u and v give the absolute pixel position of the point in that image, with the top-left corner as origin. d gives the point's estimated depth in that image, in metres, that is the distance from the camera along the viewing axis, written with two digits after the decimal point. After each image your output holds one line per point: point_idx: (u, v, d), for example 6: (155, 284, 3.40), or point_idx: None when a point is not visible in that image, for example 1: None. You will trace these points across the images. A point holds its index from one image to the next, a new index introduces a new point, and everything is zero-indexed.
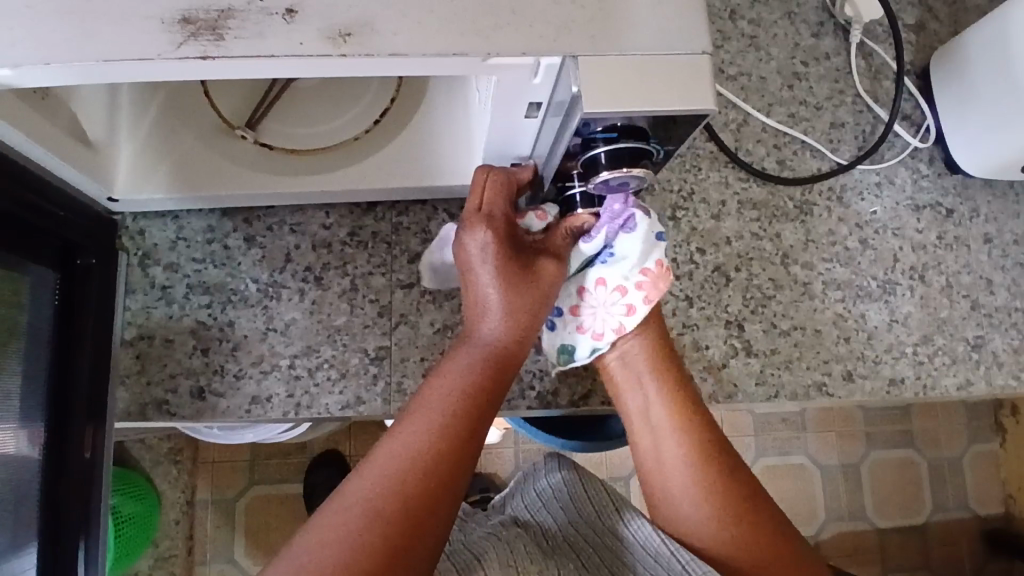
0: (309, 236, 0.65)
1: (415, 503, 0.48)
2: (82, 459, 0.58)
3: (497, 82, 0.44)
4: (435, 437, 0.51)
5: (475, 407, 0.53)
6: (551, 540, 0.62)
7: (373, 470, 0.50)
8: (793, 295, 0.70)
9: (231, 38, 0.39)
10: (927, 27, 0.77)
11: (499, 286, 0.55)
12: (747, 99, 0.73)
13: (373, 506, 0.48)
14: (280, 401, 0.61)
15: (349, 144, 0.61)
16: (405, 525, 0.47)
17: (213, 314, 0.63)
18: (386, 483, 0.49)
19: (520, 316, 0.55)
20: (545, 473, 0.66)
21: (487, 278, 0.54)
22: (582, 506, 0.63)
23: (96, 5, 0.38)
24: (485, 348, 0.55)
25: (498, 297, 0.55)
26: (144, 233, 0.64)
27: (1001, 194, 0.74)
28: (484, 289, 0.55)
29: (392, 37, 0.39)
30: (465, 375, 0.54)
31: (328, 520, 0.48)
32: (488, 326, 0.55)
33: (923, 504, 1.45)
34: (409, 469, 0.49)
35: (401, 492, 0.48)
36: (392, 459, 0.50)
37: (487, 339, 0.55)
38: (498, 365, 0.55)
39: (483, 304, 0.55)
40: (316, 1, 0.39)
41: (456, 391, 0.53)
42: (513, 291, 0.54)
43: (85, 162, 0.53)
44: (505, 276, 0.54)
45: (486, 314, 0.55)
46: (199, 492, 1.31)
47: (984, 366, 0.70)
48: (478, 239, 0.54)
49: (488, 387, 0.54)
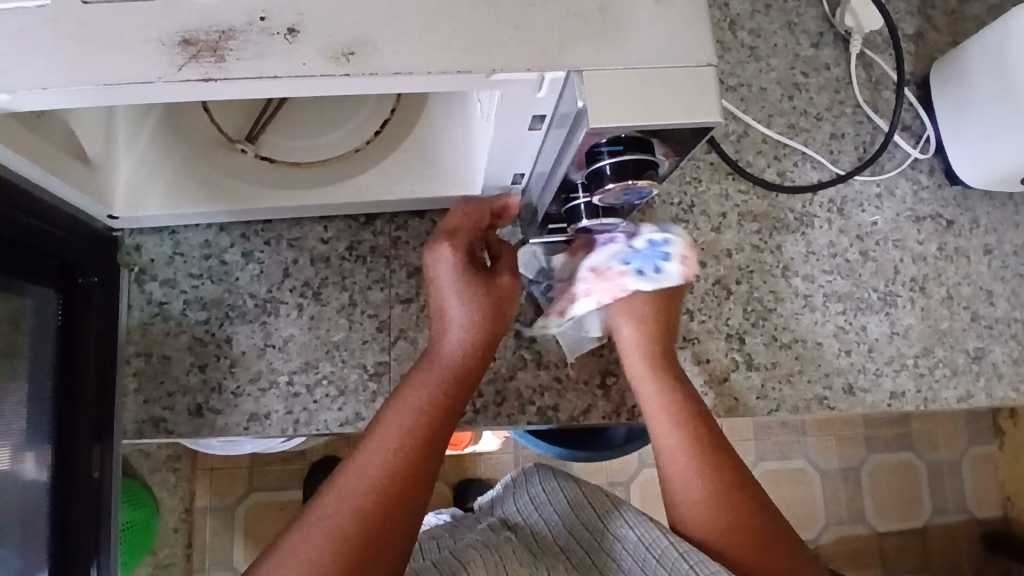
0: (307, 250, 0.64)
1: (378, 505, 0.49)
2: (91, 479, 0.58)
3: (501, 98, 0.43)
4: (401, 445, 0.51)
5: (438, 415, 0.53)
6: (544, 546, 0.61)
7: (346, 477, 0.50)
8: (794, 307, 0.69)
9: (232, 59, 0.38)
10: (926, 37, 0.77)
11: (463, 304, 0.57)
12: (747, 110, 0.73)
13: (345, 514, 0.48)
14: (278, 418, 0.61)
15: (350, 155, 0.60)
16: (375, 526, 0.48)
17: (211, 330, 0.62)
18: (354, 491, 0.49)
19: (479, 337, 0.57)
20: (538, 479, 0.65)
21: (450, 295, 0.57)
22: (577, 514, 0.62)
23: (97, 29, 0.37)
24: (448, 361, 0.56)
25: (463, 313, 0.57)
26: (141, 249, 0.63)
27: (1001, 204, 0.74)
28: (450, 306, 0.58)
29: (395, 55, 0.39)
30: (430, 385, 0.54)
31: (307, 530, 0.48)
32: (451, 339, 0.57)
33: (922, 507, 1.45)
34: (377, 477, 0.50)
35: (370, 496, 0.49)
36: (360, 466, 0.50)
37: (448, 351, 0.57)
38: (460, 376, 0.56)
39: (448, 319, 0.58)
40: (317, 19, 0.38)
41: (421, 400, 0.53)
42: (476, 310, 0.57)
43: (81, 179, 0.52)
44: (470, 294, 0.57)
45: (449, 329, 0.57)
46: (199, 500, 1.30)
47: (985, 377, 0.70)
48: (443, 257, 0.58)
49: (452, 398, 0.55)
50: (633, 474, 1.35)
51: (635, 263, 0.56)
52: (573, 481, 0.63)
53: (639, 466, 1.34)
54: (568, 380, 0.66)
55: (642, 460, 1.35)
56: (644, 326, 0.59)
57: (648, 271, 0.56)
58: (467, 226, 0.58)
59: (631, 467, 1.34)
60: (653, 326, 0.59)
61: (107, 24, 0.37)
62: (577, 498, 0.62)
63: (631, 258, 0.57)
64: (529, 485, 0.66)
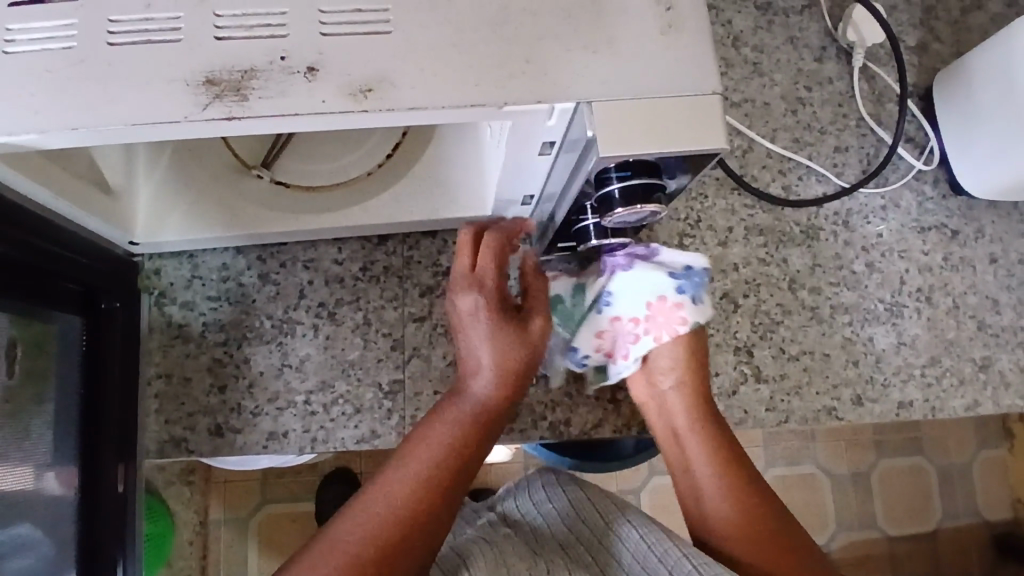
0: (321, 271, 0.65)
1: (385, 550, 0.49)
2: (115, 493, 0.60)
3: (512, 127, 0.44)
4: (415, 488, 0.51)
5: (456, 461, 0.52)
6: (541, 541, 0.62)
7: (357, 513, 0.50)
8: (802, 320, 0.70)
9: (255, 97, 0.39)
10: (928, 49, 0.78)
11: (490, 350, 0.54)
12: (751, 125, 0.74)
13: (351, 552, 0.48)
14: (296, 436, 0.62)
15: (363, 179, 0.61)
16: (379, 570, 0.48)
17: (229, 351, 0.64)
18: (365, 530, 0.49)
19: (504, 381, 0.55)
20: (542, 482, 0.66)
21: (475, 339, 0.55)
22: (567, 507, 0.63)
23: (123, 71, 0.39)
24: (469, 406, 0.55)
25: (489, 361, 0.54)
26: (160, 273, 0.65)
27: (1006, 213, 0.75)
28: (474, 348, 0.55)
29: (413, 90, 0.40)
30: (448, 428, 0.53)
31: (318, 557, 0.48)
32: (473, 383, 0.55)
33: (932, 511, 1.46)
34: (390, 519, 0.50)
35: (378, 539, 0.49)
36: (372, 506, 0.50)
37: (470, 395, 0.55)
38: (479, 424, 0.54)
39: (473, 363, 0.55)
40: (334, 58, 0.40)
41: (439, 442, 0.53)
42: (507, 359, 0.54)
43: (103, 208, 0.54)
44: (497, 340, 0.54)
45: (472, 371, 0.55)
46: (212, 512, 1.31)
47: (992, 386, 0.71)
48: (466, 300, 0.54)
49: (469, 446, 0.53)
50: (643, 482, 1.36)
51: (686, 291, 0.59)
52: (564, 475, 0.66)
53: (648, 473, 1.36)
54: (579, 395, 0.66)
55: (652, 468, 1.36)
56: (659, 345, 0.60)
57: (695, 295, 0.59)
58: (491, 267, 0.55)
59: (641, 475, 1.36)
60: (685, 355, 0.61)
61: (133, 65, 0.39)
62: (567, 492, 0.64)
63: (674, 288, 0.59)
64: (532, 485, 0.67)
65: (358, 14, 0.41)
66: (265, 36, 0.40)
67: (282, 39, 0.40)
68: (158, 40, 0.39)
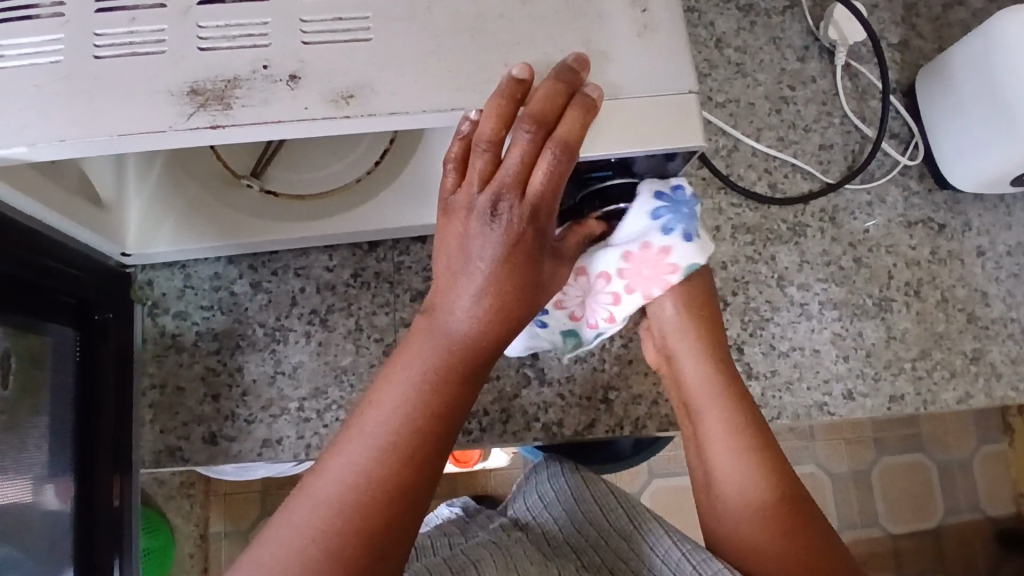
0: (313, 279, 0.66)
1: (390, 481, 0.45)
2: (112, 506, 0.60)
3: None
4: (408, 414, 0.46)
5: (450, 390, 0.47)
6: (555, 542, 0.66)
7: (345, 457, 0.46)
8: (791, 316, 0.71)
9: (238, 106, 0.40)
10: (911, 45, 0.78)
11: (494, 263, 0.45)
12: (736, 125, 0.75)
13: (349, 499, 0.45)
14: (290, 443, 0.63)
15: (352, 186, 0.61)
16: (385, 513, 0.45)
17: (222, 360, 0.64)
18: (359, 468, 0.45)
19: (497, 303, 0.46)
20: (548, 476, 0.71)
21: (481, 241, 0.45)
22: (581, 508, 0.67)
23: (109, 83, 0.40)
24: (453, 343, 0.47)
25: (488, 279, 0.46)
26: (152, 284, 0.65)
27: (993, 207, 0.75)
28: (473, 265, 0.46)
29: (394, 95, 0.41)
30: (430, 363, 0.47)
31: (305, 509, 0.45)
32: (457, 315, 0.46)
33: (933, 507, 1.46)
34: (386, 450, 0.46)
35: (376, 478, 0.45)
36: (360, 448, 0.46)
37: (454, 327, 0.47)
38: (471, 357, 0.47)
39: (459, 281, 0.46)
40: (316, 66, 0.40)
41: (425, 373, 0.47)
42: (503, 265, 0.45)
43: (95, 220, 0.54)
44: (512, 249, 0.45)
45: (459, 296, 0.46)
46: (213, 525, 1.31)
47: (984, 378, 0.71)
48: (512, 184, 0.43)
49: (458, 381, 0.47)
50: (644, 484, 1.36)
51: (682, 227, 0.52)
52: (577, 474, 0.69)
53: (648, 476, 1.36)
54: (571, 396, 0.66)
55: (652, 471, 1.36)
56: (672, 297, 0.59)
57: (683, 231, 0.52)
58: (574, 135, 0.42)
59: (641, 478, 1.36)
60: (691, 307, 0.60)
61: (117, 77, 0.40)
62: (581, 492, 0.68)
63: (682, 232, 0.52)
64: (538, 484, 0.71)
65: (339, 22, 0.41)
66: (248, 46, 0.41)
67: (264, 48, 0.41)
68: (143, 52, 0.40)
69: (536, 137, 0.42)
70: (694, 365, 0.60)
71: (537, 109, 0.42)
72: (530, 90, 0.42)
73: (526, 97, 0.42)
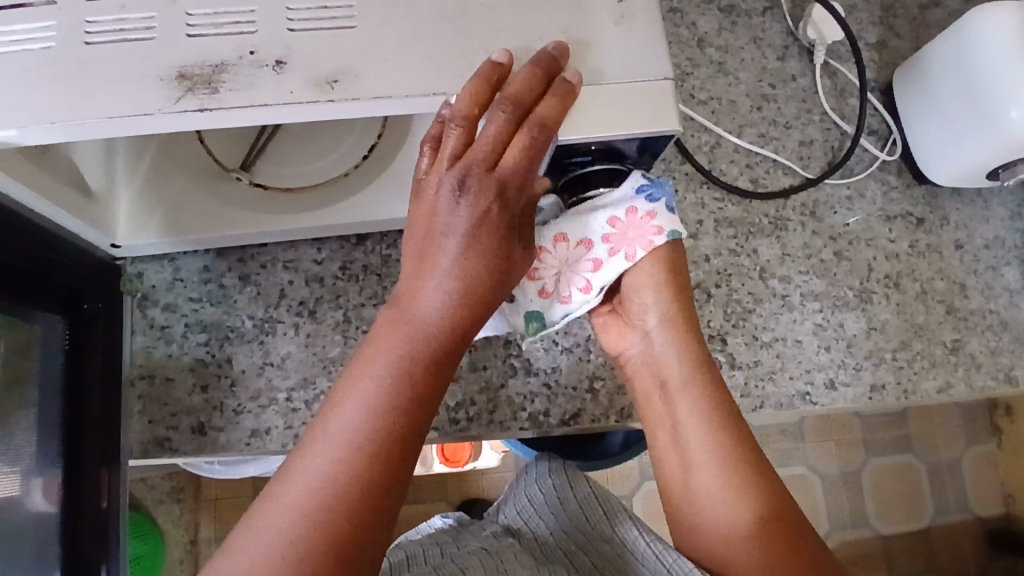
0: (301, 271, 0.67)
1: (370, 473, 0.44)
2: (100, 505, 0.63)
3: None
4: (383, 402, 0.45)
5: (425, 375, 0.46)
6: (544, 543, 0.66)
7: (315, 456, 0.45)
8: (773, 308, 0.72)
9: (225, 90, 0.41)
10: (888, 45, 0.80)
11: (461, 248, 0.45)
12: (718, 122, 0.76)
13: (327, 494, 0.44)
14: (279, 433, 0.63)
15: (340, 179, 0.62)
16: (362, 511, 0.44)
17: (211, 351, 0.65)
18: (337, 461, 0.44)
19: (471, 286, 0.46)
20: (537, 479, 0.72)
21: (453, 224, 0.45)
22: (567, 508, 0.68)
23: (99, 67, 0.41)
24: (422, 333, 0.46)
25: (456, 266, 0.46)
26: (142, 276, 0.66)
27: (970, 201, 0.77)
28: (441, 251, 0.46)
29: (378, 80, 0.42)
30: (403, 348, 0.46)
31: (282, 507, 0.44)
32: (427, 304, 0.46)
33: (923, 508, 1.46)
34: (363, 442, 0.44)
35: (356, 472, 0.44)
36: (336, 440, 0.45)
37: (423, 317, 0.46)
38: (442, 348, 0.46)
39: (431, 264, 0.46)
40: (302, 51, 0.42)
41: (397, 358, 0.46)
42: (475, 248, 0.46)
43: (84, 209, 0.55)
44: (478, 231, 0.45)
45: (428, 284, 0.46)
46: (203, 530, 1.31)
47: (963, 367, 0.73)
48: (484, 160, 0.44)
49: (433, 365, 0.46)
50: (636, 487, 1.36)
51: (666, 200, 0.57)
52: (563, 475, 0.71)
53: (640, 478, 1.36)
54: (557, 386, 0.67)
55: (643, 473, 1.37)
56: (657, 272, 0.61)
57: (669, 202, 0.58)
58: (552, 114, 0.43)
59: (632, 479, 1.36)
60: (673, 304, 0.62)
61: (106, 62, 0.41)
62: (566, 492, 0.69)
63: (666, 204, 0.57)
64: (528, 490, 0.72)
65: (324, 10, 0.42)
66: (235, 32, 0.42)
67: (251, 35, 0.42)
68: (132, 38, 0.41)
69: (511, 115, 0.43)
70: (681, 371, 0.61)
71: (514, 92, 0.43)
72: (508, 73, 0.43)
73: (502, 79, 0.43)
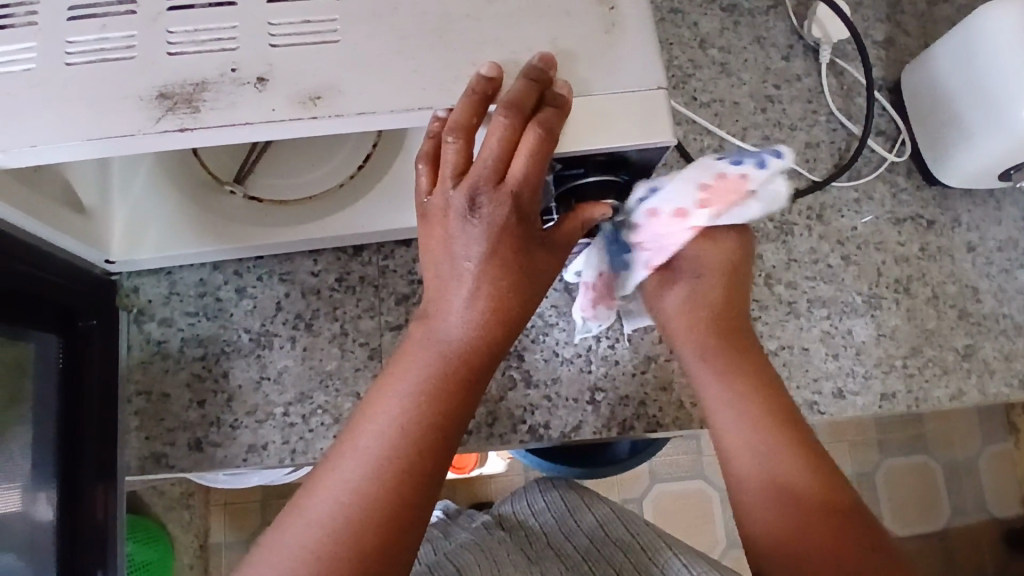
0: (298, 284, 0.66)
1: (392, 494, 0.44)
2: (95, 518, 0.61)
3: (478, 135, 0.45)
4: (409, 422, 0.45)
5: (453, 396, 0.46)
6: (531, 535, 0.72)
7: (336, 473, 0.45)
8: (779, 315, 0.70)
9: (207, 109, 0.40)
10: (896, 42, 0.78)
11: (480, 265, 0.45)
12: (721, 124, 0.75)
13: (346, 516, 0.43)
14: (276, 448, 0.62)
15: (336, 189, 0.61)
16: (381, 533, 0.43)
17: (208, 366, 0.64)
18: (361, 480, 0.44)
19: (492, 304, 0.46)
20: (542, 488, 0.76)
21: (470, 243, 0.45)
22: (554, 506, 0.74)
23: (80, 87, 0.40)
24: (447, 350, 0.46)
25: (478, 282, 0.45)
26: (138, 290, 0.65)
27: (982, 202, 0.75)
28: (459, 270, 0.45)
29: (361, 97, 0.41)
30: (426, 369, 0.46)
31: (300, 525, 0.44)
32: (452, 320, 0.46)
33: (939, 508, 1.44)
34: (390, 461, 0.44)
35: (376, 493, 0.44)
36: (358, 460, 0.45)
37: (448, 335, 0.46)
38: (469, 365, 0.46)
39: (451, 283, 0.46)
40: (285, 68, 0.41)
41: (423, 377, 0.46)
42: (494, 266, 0.45)
43: (75, 225, 0.55)
44: (497, 247, 0.45)
45: (452, 301, 0.46)
46: (213, 535, 1.31)
47: (976, 374, 0.71)
48: (489, 175, 0.43)
49: (457, 386, 0.46)
50: (645, 489, 1.35)
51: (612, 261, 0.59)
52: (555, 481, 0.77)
53: (650, 481, 1.35)
54: (558, 398, 0.65)
55: (653, 475, 1.35)
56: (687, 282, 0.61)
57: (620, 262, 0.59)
58: (556, 122, 0.42)
59: (642, 483, 1.35)
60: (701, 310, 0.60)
61: (86, 82, 0.40)
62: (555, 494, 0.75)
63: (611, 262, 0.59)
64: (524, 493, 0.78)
65: (307, 25, 0.42)
66: (216, 49, 0.41)
67: (233, 52, 0.41)
68: (113, 59, 0.41)
69: (515, 123, 0.42)
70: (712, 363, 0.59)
71: (512, 100, 0.41)
72: (501, 87, 0.42)
73: (499, 94, 0.42)
